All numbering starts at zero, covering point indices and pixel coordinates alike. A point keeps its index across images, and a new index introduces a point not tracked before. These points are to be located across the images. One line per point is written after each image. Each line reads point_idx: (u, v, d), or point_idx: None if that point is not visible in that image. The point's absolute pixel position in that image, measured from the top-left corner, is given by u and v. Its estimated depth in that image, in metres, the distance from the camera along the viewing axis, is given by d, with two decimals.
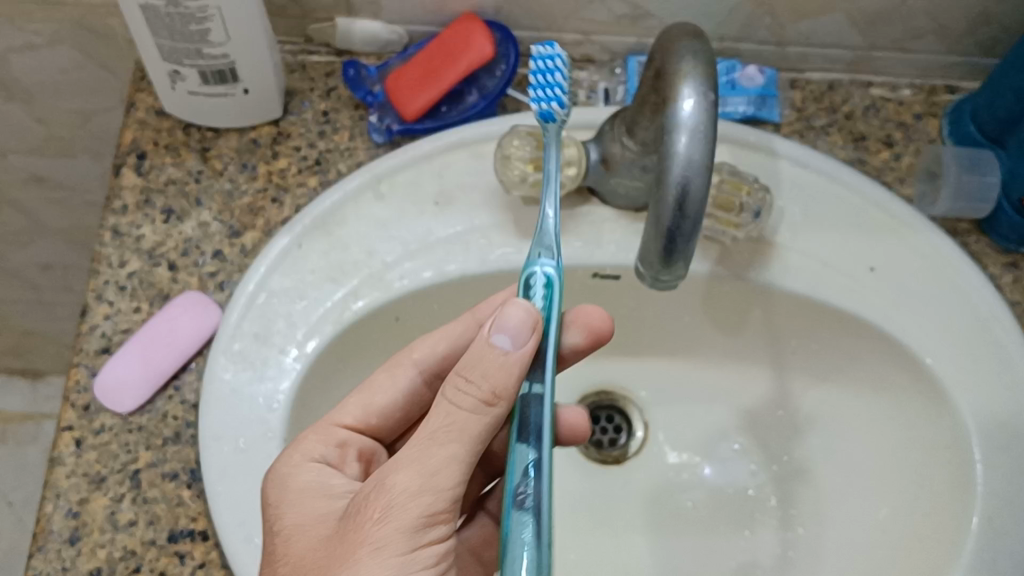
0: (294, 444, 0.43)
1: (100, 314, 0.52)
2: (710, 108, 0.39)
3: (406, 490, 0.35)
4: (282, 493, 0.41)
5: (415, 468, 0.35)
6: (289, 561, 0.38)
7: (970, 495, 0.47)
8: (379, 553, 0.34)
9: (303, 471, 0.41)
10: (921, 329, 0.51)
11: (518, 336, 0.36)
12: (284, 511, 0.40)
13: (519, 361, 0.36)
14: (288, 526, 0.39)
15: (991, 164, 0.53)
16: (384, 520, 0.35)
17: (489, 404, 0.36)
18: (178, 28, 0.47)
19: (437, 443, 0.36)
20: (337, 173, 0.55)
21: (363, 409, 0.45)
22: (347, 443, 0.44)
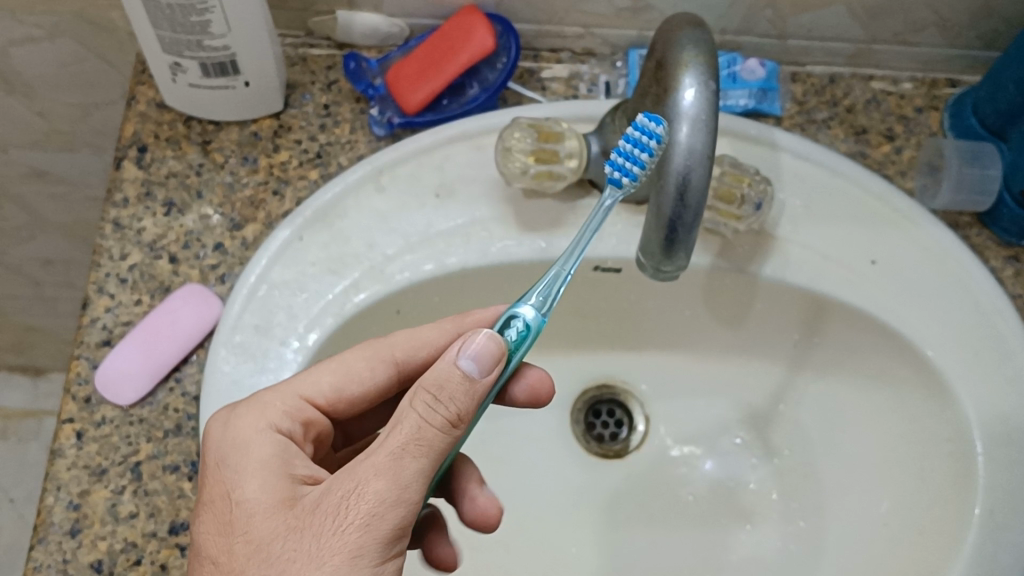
0: (259, 407, 0.41)
1: (101, 306, 0.52)
2: (710, 98, 0.39)
3: (387, 500, 0.34)
4: (236, 468, 0.39)
5: (394, 479, 0.35)
6: (241, 544, 0.36)
7: (971, 488, 0.47)
8: (358, 564, 0.34)
9: (258, 449, 0.40)
10: (923, 321, 0.51)
11: (483, 364, 0.37)
12: (235, 488, 0.38)
13: (480, 388, 0.37)
14: (238, 503, 0.37)
15: (992, 157, 0.53)
16: (364, 530, 0.34)
17: (456, 426, 0.36)
18: (180, 19, 0.47)
19: (409, 455, 0.35)
20: (338, 166, 0.55)
21: (334, 389, 0.44)
22: (309, 423, 0.43)
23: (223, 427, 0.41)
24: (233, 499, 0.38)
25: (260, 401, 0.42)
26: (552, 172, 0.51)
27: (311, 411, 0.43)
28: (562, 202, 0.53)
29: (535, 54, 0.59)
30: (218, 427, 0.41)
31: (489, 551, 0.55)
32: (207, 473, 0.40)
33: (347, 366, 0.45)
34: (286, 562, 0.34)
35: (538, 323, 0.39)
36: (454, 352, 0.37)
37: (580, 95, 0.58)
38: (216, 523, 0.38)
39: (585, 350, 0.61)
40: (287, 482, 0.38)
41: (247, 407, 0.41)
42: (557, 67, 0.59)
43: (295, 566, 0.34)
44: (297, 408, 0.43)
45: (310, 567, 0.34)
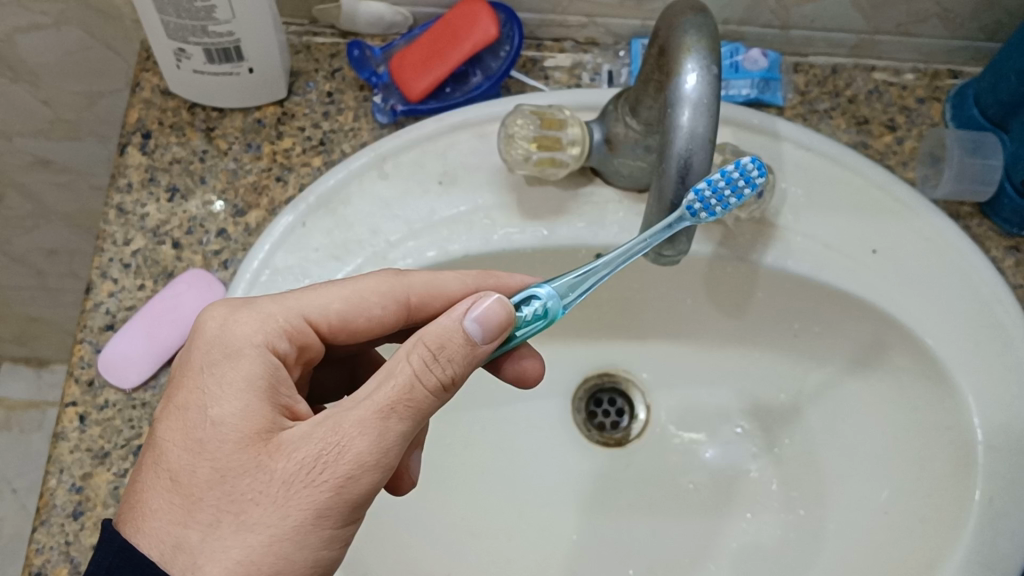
0: (261, 321, 0.41)
1: (105, 291, 0.52)
2: (713, 82, 0.39)
3: (364, 464, 0.35)
4: (221, 381, 0.38)
5: (378, 443, 0.35)
6: (207, 466, 0.36)
7: (971, 476, 0.47)
8: (321, 525, 0.35)
9: (248, 364, 0.39)
10: (924, 310, 0.51)
11: (488, 333, 0.37)
12: (214, 404, 0.37)
13: (474, 355, 0.37)
14: (213, 421, 0.37)
15: (994, 149, 0.53)
16: (335, 491, 0.35)
17: (446, 390, 0.37)
18: (185, 4, 0.47)
19: (394, 417, 0.36)
20: (342, 153, 0.55)
21: (341, 315, 0.43)
22: (306, 347, 0.43)
23: (221, 333, 0.40)
24: (209, 415, 0.37)
25: (264, 313, 0.41)
26: (554, 160, 0.51)
27: (310, 337, 0.43)
28: (565, 189, 0.53)
29: (538, 44, 0.59)
30: (214, 331, 0.40)
31: (490, 537, 0.55)
32: (188, 376, 0.39)
33: (361, 296, 0.44)
34: (248, 503, 0.35)
35: (553, 313, 0.41)
36: (464, 310, 0.37)
37: (583, 84, 0.58)
38: (185, 435, 0.37)
39: (587, 339, 0.61)
40: (266, 405, 0.38)
41: (249, 317, 0.41)
42: (560, 56, 0.59)
43: (259, 511, 0.35)
44: (300, 330, 0.42)
45: (274, 517, 0.35)
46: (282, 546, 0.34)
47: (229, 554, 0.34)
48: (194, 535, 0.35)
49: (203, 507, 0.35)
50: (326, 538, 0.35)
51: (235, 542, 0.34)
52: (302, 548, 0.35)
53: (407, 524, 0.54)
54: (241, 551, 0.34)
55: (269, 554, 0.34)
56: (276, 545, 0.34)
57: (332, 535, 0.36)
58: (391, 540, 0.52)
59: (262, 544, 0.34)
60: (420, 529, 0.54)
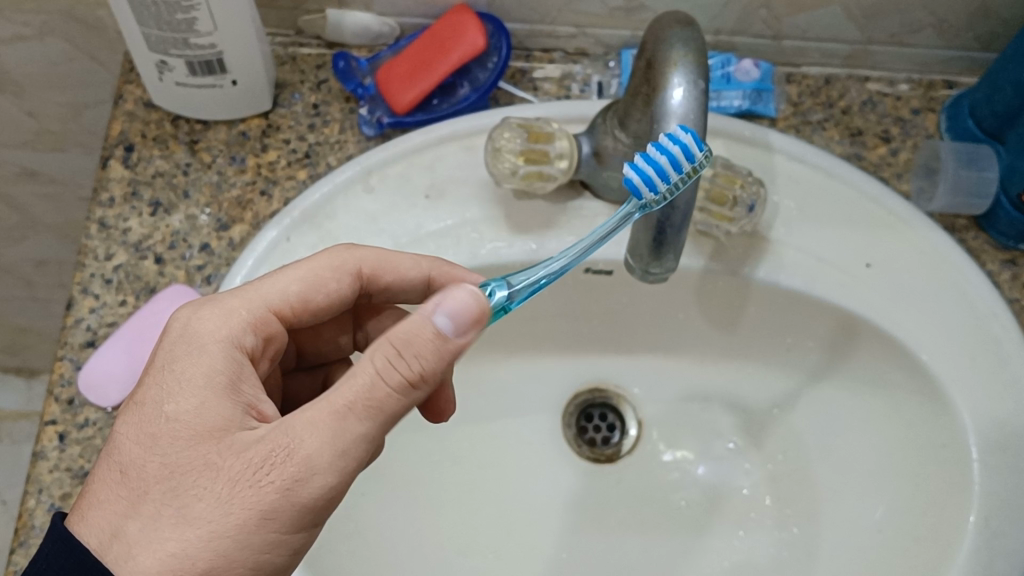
0: (226, 313, 0.40)
1: (86, 307, 0.51)
2: (700, 98, 0.38)
3: (316, 466, 0.34)
4: (179, 377, 0.38)
5: (331, 444, 0.34)
6: (155, 462, 0.35)
7: (966, 495, 0.46)
8: (266, 526, 0.34)
9: (210, 360, 0.38)
10: (919, 326, 0.50)
11: (459, 324, 0.35)
12: (170, 400, 0.37)
13: (451, 350, 0.36)
14: (167, 417, 0.36)
15: (990, 160, 0.52)
16: (281, 492, 0.34)
17: (413, 389, 0.35)
18: (166, 16, 0.47)
19: (355, 416, 0.35)
20: (327, 166, 0.55)
21: (299, 297, 0.43)
22: (272, 338, 0.42)
23: (183, 329, 0.39)
24: (164, 411, 0.37)
25: (227, 307, 0.41)
26: (542, 173, 0.50)
27: (275, 327, 0.42)
28: (553, 203, 0.53)
29: (527, 55, 0.58)
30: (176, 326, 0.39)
31: (478, 556, 0.54)
32: (148, 373, 0.39)
33: (315, 275, 0.44)
34: (191, 499, 0.34)
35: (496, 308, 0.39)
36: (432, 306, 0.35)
37: (572, 95, 0.57)
38: (139, 430, 0.36)
39: (578, 353, 0.61)
40: (225, 401, 0.37)
41: (212, 314, 0.40)
42: (550, 67, 0.58)
43: (201, 506, 0.34)
44: (264, 320, 0.42)
45: (215, 514, 0.34)
46: (222, 543, 0.33)
47: (164, 548, 0.33)
48: (133, 526, 0.34)
49: (146, 502, 0.34)
50: (271, 541, 0.34)
51: (172, 536, 0.33)
52: (242, 548, 0.34)
53: (392, 544, 0.52)
54: (177, 544, 0.33)
55: (207, 552, 0.33)
56: (214, 543, 0.33)
57: (278, 538, 0.35)
58: (377, 560, 0.51)
59: (200, 540, 0.33)
60: (407, 548, 0.53)
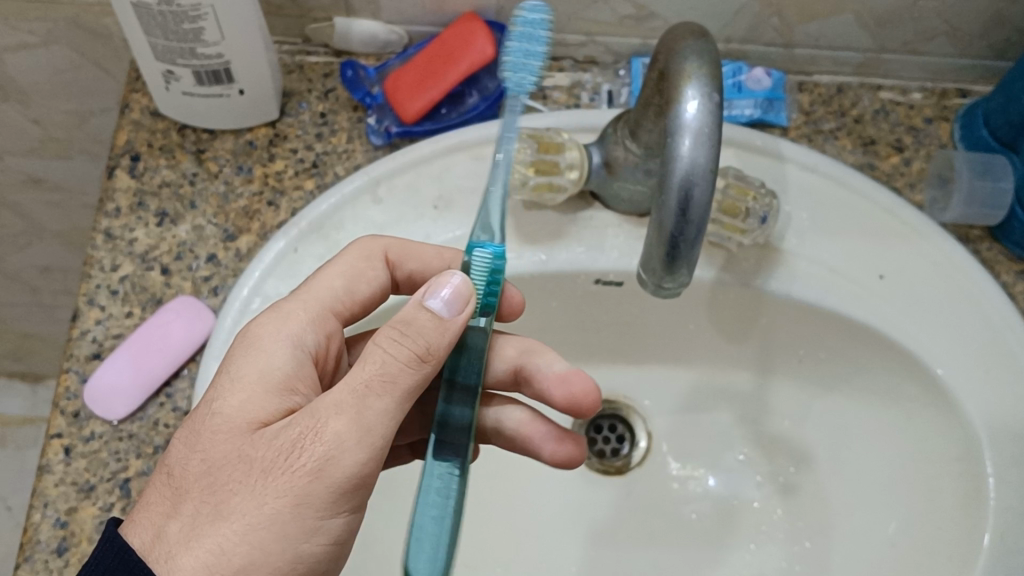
0: (282, 316, 0.43)
1: (91, 318, 0.51)
2: (715, 111, 0.38)
3: (344, 445, 0.35)
4: (226, 379, 0.40)
5: (355, 423, 0.35)
6: (196, 460, 0.37)
7: (982, 511, 0.46)
8: (300, 512, 0.35)
9: (257, 361, 0.40)
10: (933, 339, 0.49)
11: (452, 304, 0.37)
12: (217, 400, 0.39)
13: (452, 328, 0.37)
14: (211, 417, 0.38)
15: (1005, 170, 0.52)
16: (311, 475, 0.35)
17: (425, 365, 0.37)
18: (172, 26, 0.46)
19: (373, 394, 0.36)
20: (335, 176, 0.54)
21: (346, 292, 0.45)
22: (331, 337, 0.44)
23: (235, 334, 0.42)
24: (208, 412, 0.38)
25: (284, 311, 0.43)
26: (552, 183, 0.50)
27: (334, 326, 0.45)
28: (563, 214, 0.52)
29: (536, 63, 0.58)
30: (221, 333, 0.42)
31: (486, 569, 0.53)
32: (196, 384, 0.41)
33: (352, 267, 0.45)
34: (227, 494, 0.35)
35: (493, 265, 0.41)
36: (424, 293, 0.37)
37: (581, 104, 0.57)
38: (186, 435, 0.38)
39: (587, 363, 0.60)
40: (268, 399, 0.39)
41: (268, 319, 0.42)
42: (559, 76, 0.57)
43: (236, 500, 0.35)
44: (324, 320, 0.44)
45: (250, 506, 0.35)
46: (258, 533, 0.34)
47: (203, 542, 0.34)
48: (174, 525, 0.35)
49: (187, 501, 0.36)
50: (308, 527, 0.35)
51: (211, 530, 0.34)
52: (280, 537, 0.35)
53: (401, 559, 0.52)
54: (215, 539, 0.34)
55: (243, 542, 0.34)
56: (250, 532, 0.34)
57: (315, 525, 0.35)
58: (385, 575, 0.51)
59: (236, 533, 0.34)
60: None
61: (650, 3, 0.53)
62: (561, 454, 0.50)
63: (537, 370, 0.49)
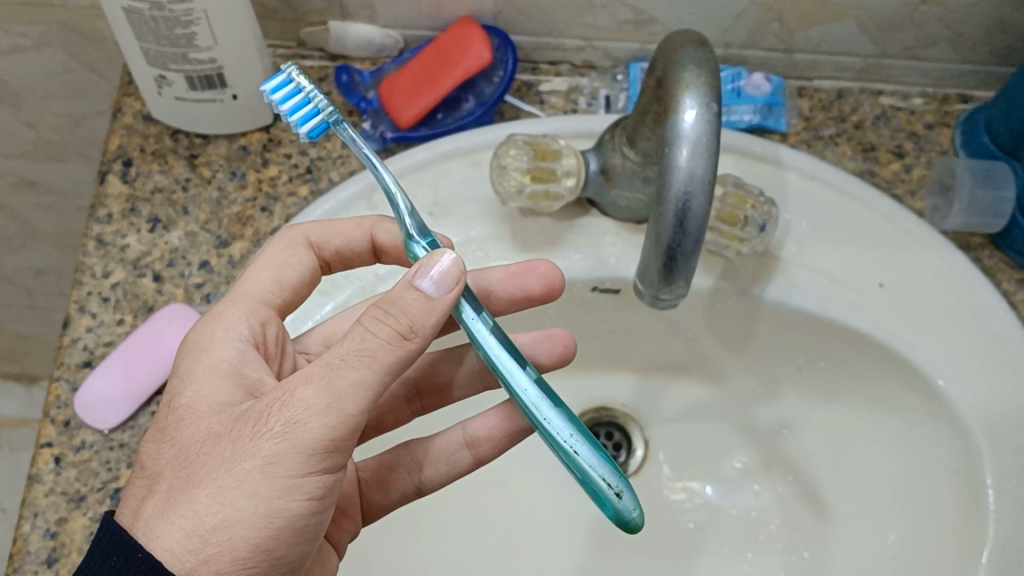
0: (216, 317, 0.41)
1: (82, 326, 0.50)
2: (713, 120, 0.37)
3: (312, 410, 0.34)
4: (180, 374, 0.39)
5: (324, 389, 0.34)
6: (167, 446, 0.36)
7: (983, 524, 0.45)
8: (271, 472, 0.34)
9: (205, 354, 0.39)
10: (934, 349, 0.49)
11: (441, 282, 0.35)
12: (174, 395, 0.38)
13: (440, 308, 0.35)
14: (174, 407, 0.37)
15: (1006, 178, 0.51)
16: (278, 439, 0.34)
17: (407, 339, 0.35)
18: (164, 31, 0.46)
19: (349, 365, 0.34)
20: (329, 182, 0.53)
21: (275, 282, 0.44)
22: (267, 322, 0.42)
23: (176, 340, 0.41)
24: (170, 405, 0.38)
25: (219, 313, 0.42)
26: (549, 192, 0.49)
27: (268, 313, 0.43)
28: (560, 221, 0.52)
29: (534, 67, 0.57)
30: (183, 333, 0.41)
31: None
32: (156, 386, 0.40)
33: (272, 258, 0.45)
34: (198, 464, 0.34)
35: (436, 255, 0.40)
36: (414, 273, 0.36)
37: (579, 109, 0.56)
38: (153, 430, 0.38)
39: (584, 371, 0.60)
40: (226, 382, 0.38)
41: (205, 321, 0.41)
42: (556, 81, 0.57)
43: (205, 468, 0.34)
44: (255, 310, 0.42)
45: (220, 470, 0.34)
46: (230, 494, 0.33)
47: (177, 511, 0.33)
48: (149, 503, 0.34)
49: (160, 481, 0.35)
50: (280, 487, 0.34)
51: (182, 499, 0.34)
52: (251, 497, 0.34)
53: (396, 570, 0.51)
54: (187, 506, 0.33)
55: (215, 505, 0.33)
56: (222, 494, 0.33)
57: (288, 483, 0.34)
58: None
59: (208, 496, 0.33)
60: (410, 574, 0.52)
61: (648, 8, 0.52)
62: (557, 348, 0.49)
63: (500, 281, 0.47)
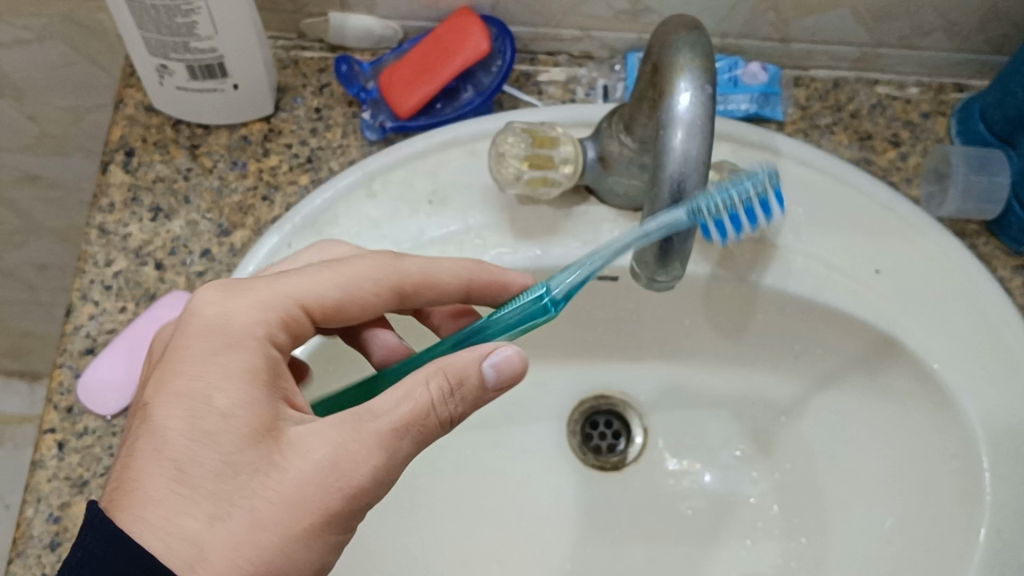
0: (249, 304, 0.39)
1: (85, 314, 0.51)
2: (708, 102, 0.38)
3: (363, 474, 0.35)
4: (222, 372, 0.36)
5: (381, 458, 0.35)
6: (213, 456, 0.34)
7: (978, 507, 0.45)
8: (321, 528, 0.35)
9: (248, 357, 0.37)
10: (929, 334, 0.49)
11: (505, 375, 0.36)
12: (217, 395, 0.35)
13: (492, 396, 0.37)
14: (220, 413, 0.34)
15: (1000, 164, 0.51)
16: (315, 479, 0.34)
17: (452, 423, 0.37)
18: (165, 20, 0.46)
19: (404, 437, 0.36)
20: (329, 172, 0.54)
21: (336, 302, 0.42)
22: (298, 326, 0.41)
23: (216, 320, 0.38)
24: (214, 408, 0.35)
25: (257, 300, 0.39)
26: (547, 178, 0.50)
27: (303, 316, 0.41)
28: (558, 208, 0.52)
29: (532, 58, 0.58)
30: (218, 304, 0.38)
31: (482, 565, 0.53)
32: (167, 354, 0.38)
33: (355, 282, 0.43)
34: (259, 501, 0.34)
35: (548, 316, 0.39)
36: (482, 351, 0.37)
37: (578, 99, 0.57)
38: (183, 436, 0.34)
39: (584, 360, 0.60)
40: (271, 401, 0.36)
41: (247, 308, 0.39)
42: (555, 70, 0.57)
43: (269, 511, 0.34)
44: (290, 308, 0.40)
45: (280, 520, 0.34)
46: (288, 547, 0.34)
47: (244, 551, 0.33)
48: (203, 522, 0.32)
49: (216, 500, 0.33)
50: (320, 540, 0.35)
51: (247, 539, 0.33)
52: (302, 550, 0.34)
53: (396, 556, 0.51)
54: (252, 551, 0.33)
55: (278, 554, 0.34)
56: (283, 546, 0.34)
57: (326, 537, 0.35)
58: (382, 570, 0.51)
59: (272, 545, 0.33)
60: (409, 559, 0.52)
61: None
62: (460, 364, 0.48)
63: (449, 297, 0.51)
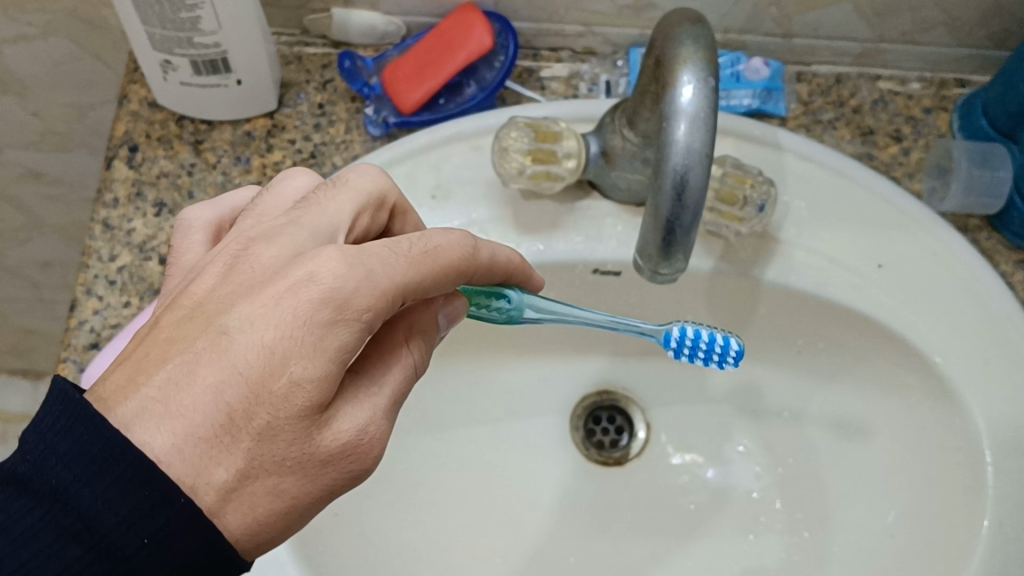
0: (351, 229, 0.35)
1: (89, 308, 0.51)
2: (711, 94, 0.38)
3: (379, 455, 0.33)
4: (258, 309, 0.30)
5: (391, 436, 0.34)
6: (209, 402, 0.30)
7: (981, 501, 0.45)
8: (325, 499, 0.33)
9: (288, 303, 0.30)
10: (931, 329, 0.49)
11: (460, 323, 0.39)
12: (239, 337, 0.30)
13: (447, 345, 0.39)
14: (239, 360, 0.30)
15: (1003, 159, 0.52)
16: (338, 458, 0.32)
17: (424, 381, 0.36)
18: (170, 15, 0.46)
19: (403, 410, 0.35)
20: (333, 166, 0.54)
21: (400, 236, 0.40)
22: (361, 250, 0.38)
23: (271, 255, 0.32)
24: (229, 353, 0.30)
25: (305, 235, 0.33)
26: (550, 173, 0.50)
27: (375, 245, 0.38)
28: (561, 203, 0.52)
29: (535, 53, 0.58)
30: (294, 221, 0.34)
31: (485, 560, 0.53)
32: (215, 261, 0.33)
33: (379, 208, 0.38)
34: (251, 462, 0.30)
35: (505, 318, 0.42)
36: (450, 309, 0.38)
37: (580, 94, 0.57)
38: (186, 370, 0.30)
39: (587, 355, 0.60)
40: (308, 365, 0.30)
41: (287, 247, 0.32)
42: (557, 66, 0.58)
43: (257, 475, 0.30)
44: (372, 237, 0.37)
45: (283, 487, 0.31)
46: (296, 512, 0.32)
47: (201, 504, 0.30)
48: (185, 469, 0.29)
49: (205, 448, 0.29)
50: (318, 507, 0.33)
51: (218, 496, 0.30)
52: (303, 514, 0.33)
53: (399, 551, 0.52)
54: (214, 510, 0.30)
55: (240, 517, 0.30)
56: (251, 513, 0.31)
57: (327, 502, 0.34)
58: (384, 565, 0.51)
59: (241, 510, 0.30)
60: (413, 553, 0.52)
61: None
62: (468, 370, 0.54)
63: None
